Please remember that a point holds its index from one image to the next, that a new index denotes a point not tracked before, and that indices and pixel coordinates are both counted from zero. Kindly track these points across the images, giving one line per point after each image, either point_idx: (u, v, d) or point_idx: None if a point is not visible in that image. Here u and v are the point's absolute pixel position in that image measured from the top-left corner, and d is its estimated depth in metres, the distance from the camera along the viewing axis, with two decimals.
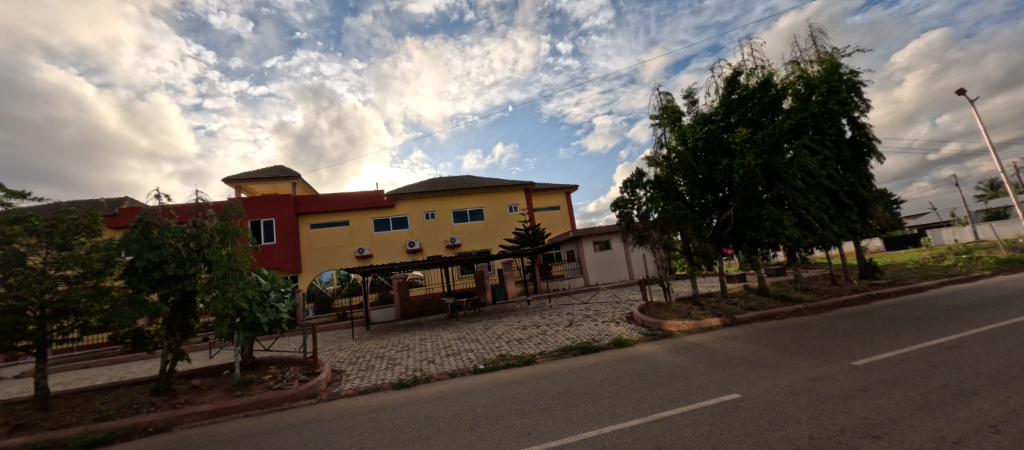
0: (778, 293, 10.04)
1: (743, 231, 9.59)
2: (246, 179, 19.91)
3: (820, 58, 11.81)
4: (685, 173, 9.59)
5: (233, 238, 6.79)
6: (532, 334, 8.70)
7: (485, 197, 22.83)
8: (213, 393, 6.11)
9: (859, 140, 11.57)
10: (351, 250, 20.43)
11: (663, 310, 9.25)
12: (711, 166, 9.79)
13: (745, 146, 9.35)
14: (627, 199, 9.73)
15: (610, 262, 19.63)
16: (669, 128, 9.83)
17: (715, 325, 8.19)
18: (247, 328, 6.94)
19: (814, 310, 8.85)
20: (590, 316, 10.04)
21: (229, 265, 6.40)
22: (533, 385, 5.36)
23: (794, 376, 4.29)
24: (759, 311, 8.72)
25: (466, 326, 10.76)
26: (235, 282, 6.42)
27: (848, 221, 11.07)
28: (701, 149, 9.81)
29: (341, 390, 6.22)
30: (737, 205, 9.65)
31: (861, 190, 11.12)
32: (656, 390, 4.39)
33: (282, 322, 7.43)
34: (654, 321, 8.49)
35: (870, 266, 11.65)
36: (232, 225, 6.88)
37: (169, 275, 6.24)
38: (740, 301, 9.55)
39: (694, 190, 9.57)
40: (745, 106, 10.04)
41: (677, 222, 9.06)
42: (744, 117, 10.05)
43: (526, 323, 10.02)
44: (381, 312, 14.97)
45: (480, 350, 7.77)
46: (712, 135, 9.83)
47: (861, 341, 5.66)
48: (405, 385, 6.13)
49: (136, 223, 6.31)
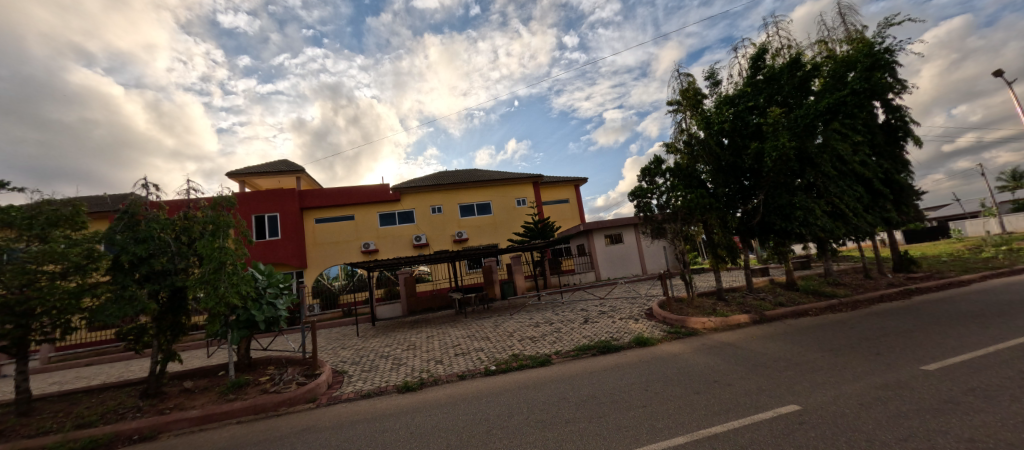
0: (808, 287, 9.36)
1: (773, 221, 8.64)
2: (249, 173, 19.56)
3: (850, 37, 11.04)
4: (708, 160, 8.81)
5: (226, 231, 6.34)
6: (546, 332, 8.14)
7: (493, 190, 22.34)
8: (205, 397, 5.66)
9: (893, 124, 10.78)
10: (357, 245, 20.06)
11: (685, 306, 8.65)
12: (738, 150, 8.82)
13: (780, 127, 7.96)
14: (646, 188, 9.12)
15: (621, 256, 19.06)
16: (688, 113, 9.19)
17: (743, 323, 7.61)
18: (242, 326, 6.39)
19: (850, 306, 8.21)
20: (606, 312, 9.45)
21: (222, 259, 5.98)
22: (552, 391, 4.82)
23: (857, 384, 3.71)
24: (790, 308, 8.12)
25: (475, 322, 10.30)
26: (228, 278, 6.01)
27: (883, 210, 10.30)
28: (728, 133, 8.81)
29: (342, 393, 5.74)
30: (766, 194, 8.75)
31: (897, 176, 10.36)
32: (696, 399, 3.84)
33: (281, 320, 6.86)
34: (676, 317, 7.96)
35: (905, 259, 10.80)
36: (224, 216, 6.44)
37: (158, 270, 5.80)
38: (769, 296, 8.91)
39: (718, 177, 8.82)
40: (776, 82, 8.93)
41: (701, 211, 8.48)
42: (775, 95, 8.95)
43: (538, 320, 9.46)
44: (388, 308, 14.67)
45: (490, 349, 7.26)
46: (739, 118, 8.76)
47: (921, 341, 5.00)
48: (410, 388, 5.64)
49: (122, 214, 5.90)
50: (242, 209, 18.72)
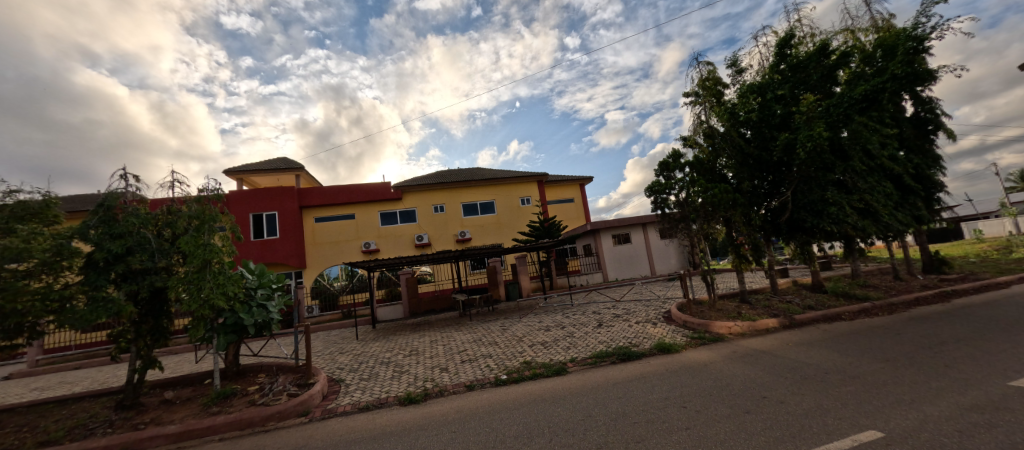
0: (836, 289, 8.78)
1: (802, 218, 8.01)
2: (248, 171, 19.08)
3: (876, 26, 10.48)
4: (732, 153, 8.21)
5: (212, 227, 5.80)
6: (559, 337, 7.58)
7: (497, 189, 21.81)
8: (186, 409, 5.12)
9: (922, 117, 10.22)
10: (358, 245, 19.54)
11: (706, 309, 8.08)
12: (766, 142, 8.12)
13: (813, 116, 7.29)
14: (664, 183, 8.55)
15: (630, 257, 18.49)
16: (709, 104, 8.62)
17: (773, 328, 7.04)
18: (230, 331, 5.82)
19: (886, 310, 7.63)
20: (620, 315, 8.88)
21: (207, 257, 5.44)
22: (574, 406, 4.26)
23: (940, 405, 3.15)
24: (821, 311, 7.55)
25: (481, 325, 9.74)
26: (214, 277, 5.48)
27: (914, 208, 9.72)
28: (754, 124, 8.14)
29: (338, 406, 5.19)
30: (795, 189, 8.11)
31: (928, 171, 9.79)
32: (747, 420, 3.28)
33: (272, 324, 6.30)
34: (698, 322, 7.40)
35: (936, 259, 10.21)
36: (210, 210, 5.93)
37: (135, 269, 5.27)
38: (796, 298, 8.33)
39: (742, 171, 8.20)
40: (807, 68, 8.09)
41: (725, 208, 7.90)
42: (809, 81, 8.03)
43: (548, 323, 8.90)
44: (389, 310, 14.14)
45: (500, 355, 6.70)
46: (766, 107, 8.04)
47: (989, 350, 4.44)
48: (414, 400, 5.09)
49: (97, 207, 5.39)
50: (240, 207, 18.22)
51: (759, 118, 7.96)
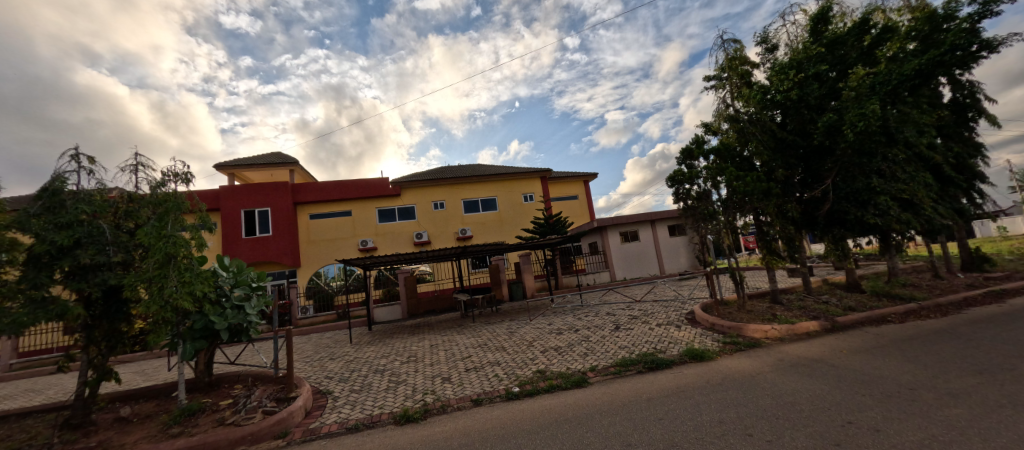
0: (875, 288, 8.03)
1: (844, 211, 7.16)
2: (239, 165, 18.26)
3: (910, 5, 9.69)
4: (764, 139, 7.41)
5: (177, 215, 4.97)
6: (573, 341, 6.80)
7: (499, 185, 21.03)
8: (143, 429, 4.33)
9: (961, 103, 9.46)
10: (354, 243, 18.75)
11: (735, 311, 7.30)
12: (804, 127, 7.29)
13: (860, 95, 6.41)
14: (687, 172, 7.77)
15: (638, 255, 17.73)
16: (736, 85, 7.83)
17: (814, 332, 6.27)
18: (199, 337, 5.02)
19: (936, 311, 6.88)
20: (638, 317, 8.12)
21: (169, 250, 4.66)
22: (607, 430, 3.48)
23: None
24: (865, 313, 6.79)
25: (485, 328, 8.96)
26: (179, 274, 4.71)
27: (954, 200, 8.98)
28: (790, 107, 7.34)
29: (322, 425, 4.41)
30: (837, 177, 7.15)
31: (968, 160, 9.07)
32: None
33: (250, 328, 5.50)
34: (730, 325, 6.62)
35: (976, 257, 9.46)
36: (176, 196, 5.11)
37: (84, 264, 4.47)
38: (833, 299, 7.58)
39: (776, 159, 7.37)
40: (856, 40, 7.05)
41: (758, 198, 7.10)
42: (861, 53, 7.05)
43: (559, 326, 8.13)
44: (386, 310, 13.38)
45: (509, 363, 5.92)
46: (804, 86, 7.10)
47: None
48: (411, 419, 4.31)
49: (41, 192, 4.60)
50: (231, 203, 17.42)
51: (798, 99, 7.14)
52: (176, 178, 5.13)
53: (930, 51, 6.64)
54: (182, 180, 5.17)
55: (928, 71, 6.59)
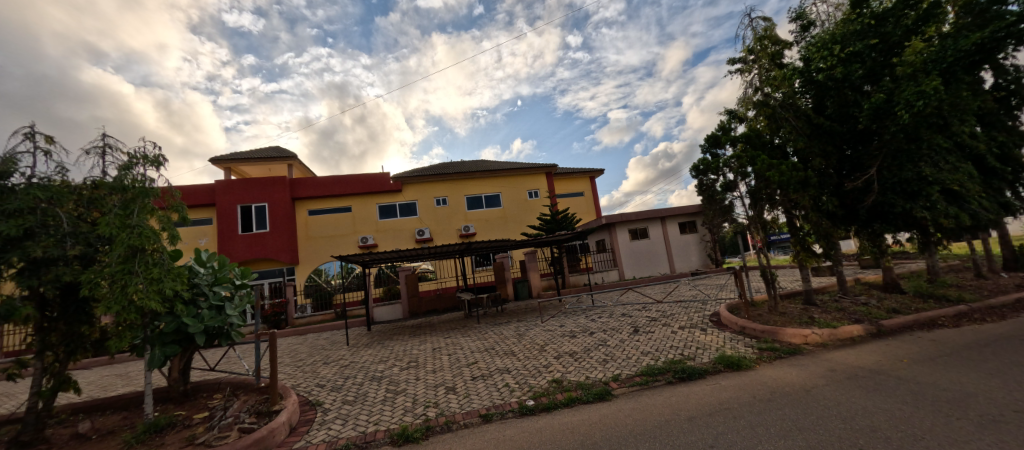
0: (916, 288, 7.37)
1: (889, 203, 6.49)
2: (236, 159, 17.70)
3: None
4: (798, 125, 6.78)
5: (145, 204, 4.36)
6: (590, 346, 6.19)
7: (503, 180, 20.41)
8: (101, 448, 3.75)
9: (1005, 88, 8.74)
10: (354, 240, 18.19)
11: (766, 313, 6.67)
12: (845, 110, 6.62)
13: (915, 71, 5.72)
14: (713, 161, 7.13)
15: (647, 253, 17.08)
16: (767, 66, 7.16)
17: (859, 337, 5.64)
18: (171, 341, 4.42)
19: (990, 314, 6.22)
20: (657, 319, 7.50)
21: (134, 243, 4.04)
22: None
23: None
24: (912, 316, 6.15)
25: (491, 330, 8.35)
26: (146, 270, 4.11)
27: (999, 193, 8.28)
28: (831, 88, 6.68)
29: (308, 445, 3.81)
30: (881, 165, 6.48)
31: (1014, 150, 8.37)
32: None
33: (232, 331, 4.90)
34: (763, 328, 5.99)
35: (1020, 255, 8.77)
36: (144, 183, 4.48)
37: (36, 258, 3.87)
38: (872, 301, 6.93)
39: (812, 146, 6.71)
40: (913, 8, 6.25)
41: (794, 189, 6.45)
42: (916, 25, 6.25)
43: (572, 328, 7.51)
44: (386, 309, 12.83)
45: (521, 371, 5.31)
46: (847, 64, 6.40)
47: None
48: (410, 439, 3.70)
49: None
50: (227, 198, 16.88)
51: (841, 78, 6.45)
52: (145, 162, 4.49)
53: (992, 23, 5.92)
54: (151, 163, 4.52)
55: (989, 46, 5.88)
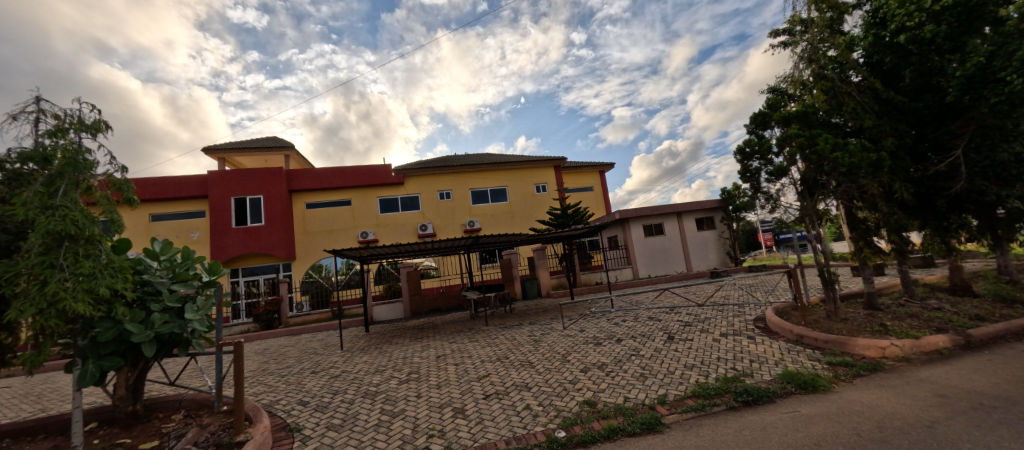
0: (992, 292, 6.38)
1: (977, 190, 5.52)
2: (230, 149, 16.84)
3: None
4: (865, 100, 5.88)
5: (75, 180, 3.41)
6: (620, 357, 5.27)
7: (510, 174, 19.50)
8: None
9: None
10: (354, 235, 17.34)
11: (824, 319, 5.72)
12: (927, 80, 5.70)
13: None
14: (761, 142, 6.17)
15: (663, 250, 16.11)
16: (830, 30, 6.17)
17: (949, 349, 4.68)
18: (112, 352, 3.53)
19: None
20: (692, 325, 6.57)
21: (56, 229, 3.12)
22: None
23: None
24: (1004, 324, 5.18)
25: (502, 334, 7.44)
26: (75, 263, 3.20)
27: None
28: (911, 53, 5.73)
29: None
30: (970, 144, 5.53)
31: None
32: None
33: (193, 338, 4.01)
34: (826, 338, 5.05)
35: None
36: (76, 153, 3.52)
37: None
38: (945, 306, 5.97)
39: (886, 121, 5.83)
40: None
41: (864, 173, 5.48)
42: None
43: (594, 334, 6.60)
44: (386, 309, 11.96)
45: (544, 388, 4.41)
46: (932, 25, 5.42)
47: None
48: None
49: None
50: (220, 190, 16.06)
51: (926, 41, 5.46)
52: (79, 126, 3.57)
53: None
54: (89, 129, 3.60)
55: None
